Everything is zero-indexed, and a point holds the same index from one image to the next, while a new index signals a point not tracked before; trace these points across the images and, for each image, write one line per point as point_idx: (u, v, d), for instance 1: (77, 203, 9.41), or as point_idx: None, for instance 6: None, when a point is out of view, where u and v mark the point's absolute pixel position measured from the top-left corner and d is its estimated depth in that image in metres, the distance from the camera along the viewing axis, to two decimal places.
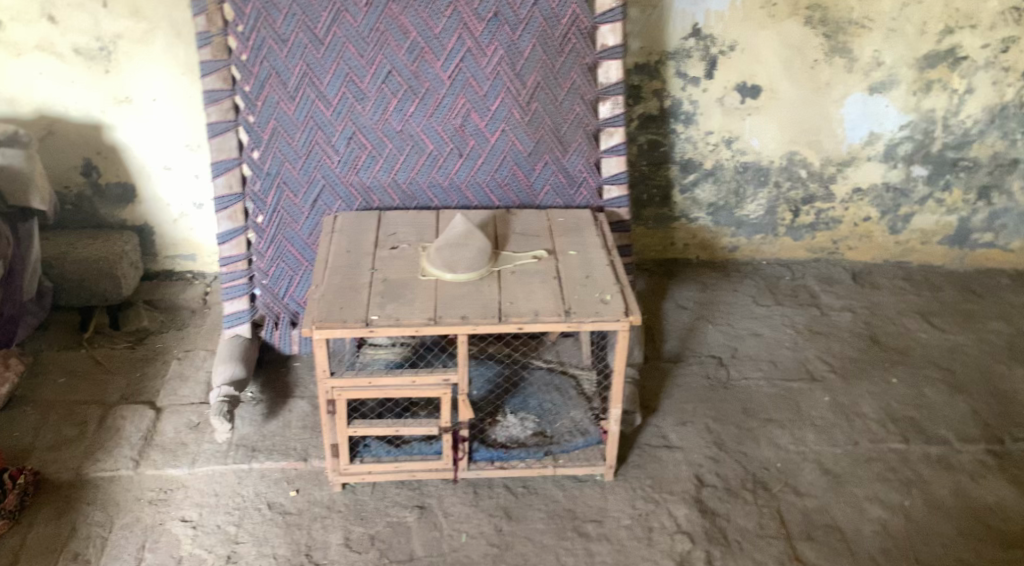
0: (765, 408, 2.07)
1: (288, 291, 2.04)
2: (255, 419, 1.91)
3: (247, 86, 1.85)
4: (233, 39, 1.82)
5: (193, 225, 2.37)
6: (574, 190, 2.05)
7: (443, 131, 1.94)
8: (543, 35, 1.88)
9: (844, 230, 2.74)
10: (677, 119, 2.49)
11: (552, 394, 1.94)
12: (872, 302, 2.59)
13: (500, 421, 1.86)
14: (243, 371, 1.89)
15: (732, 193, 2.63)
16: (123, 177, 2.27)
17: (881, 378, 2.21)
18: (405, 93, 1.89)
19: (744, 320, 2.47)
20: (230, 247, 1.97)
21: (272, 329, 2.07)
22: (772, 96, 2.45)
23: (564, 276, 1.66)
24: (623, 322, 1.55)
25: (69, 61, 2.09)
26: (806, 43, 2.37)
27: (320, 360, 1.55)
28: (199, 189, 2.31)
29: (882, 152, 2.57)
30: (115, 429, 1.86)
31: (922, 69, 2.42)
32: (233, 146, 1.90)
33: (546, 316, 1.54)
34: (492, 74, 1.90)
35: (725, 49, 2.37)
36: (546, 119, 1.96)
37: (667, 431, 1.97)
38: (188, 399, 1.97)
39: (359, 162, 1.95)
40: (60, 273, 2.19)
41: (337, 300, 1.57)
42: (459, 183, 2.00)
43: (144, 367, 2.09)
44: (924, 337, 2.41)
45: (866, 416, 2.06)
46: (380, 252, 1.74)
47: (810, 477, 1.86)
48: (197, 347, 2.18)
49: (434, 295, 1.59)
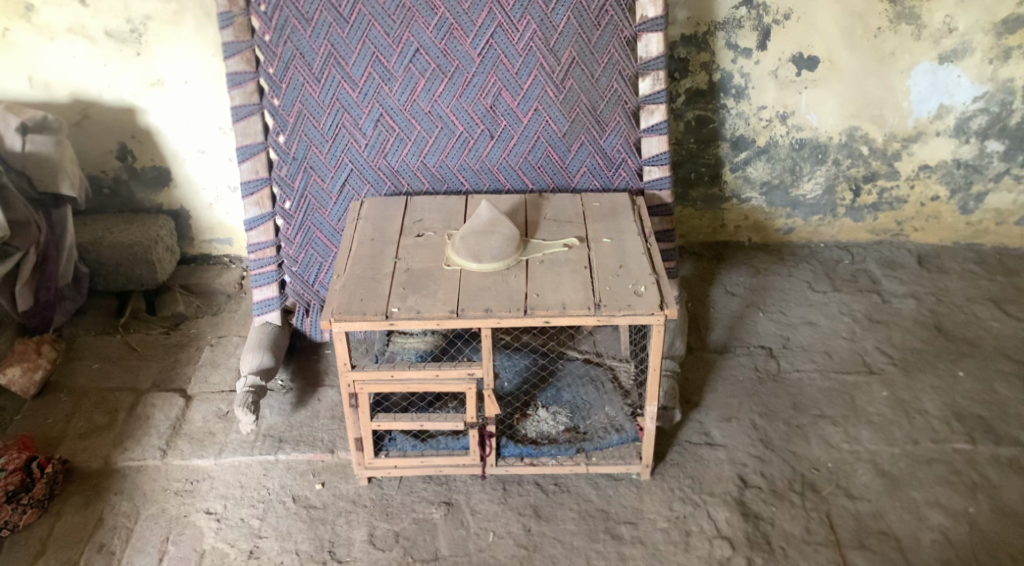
0: (817, 402, 1.92)
1: (318, 277, 2.00)
2: (284, 408, 1.88)
3: (271, 68, 1.79)
4: (256, 19, 1.75)
5: (227, 209, 2.36)
6: (613, 171, 1.95)
7: (473, 112, 1.86)
8: (579, 7, 1.77)
9: (909, 210, 2.58)
10: (727, 93, 2.37)
11: (587, 387, 1.84)
12: (939, 288, 2.42)
13: (531, 415, 1.76)
14: (271, 359, 1.86)
15: (787, 171, 2.50)
16: (158, 160, 2.26)
17: (946, 371, 2.03)
18: (433, 73, 1.82)
19: (798, 307, 2.32)
20: (259, 233, 1.93)
21: (302, 316, 2.03)
22: (831, 68, 2.31)
23: (596, 265, 1.57)
24: (658, 316, 1.46)
25: (101, 45, 2.07)
26: (869, 10, 2.21)
27: (341, 353, 1.50)
28: (231, 172, 2.29)
29: (953, 126, 2.41)
30: (145, 417, 1.85)
31: (999, 35, 2.25)
32: (258, 130, 1.84)
33: (574, 309, 1.45)
34: (524, 50, 1.81)
35: (780, 18, 2.23)
36: (581, 97, 1.86)
37: (710, 427, 1.84)
38: (218, 387, 1.95)
39: (387, 145, 1.89)
40: (96, 258, 2.20)
41: (358, 291, 1.52)
42: (490, 165, 1.92)
43: (177, 354, 2.09)
44: (997, 327, 2.23)
45: (928, 413, 1.89)
46: (405, 240, 1.67)
47: (864, 479, 1.72)
48: (230, 333, 2.17)
49: (457, 286, 1.52)
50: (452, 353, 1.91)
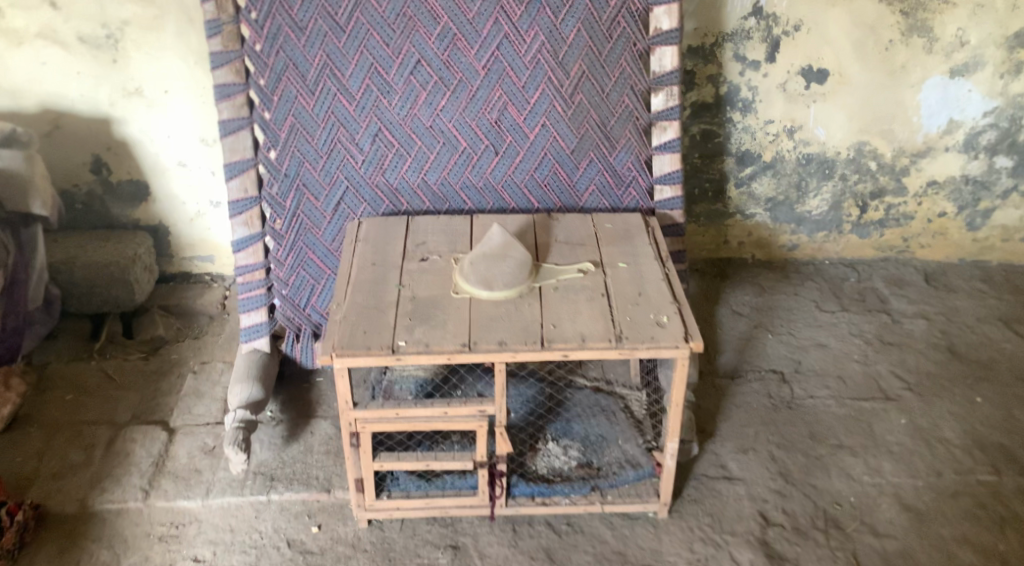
0: (835, 432, 1.84)
1: (310, 301, 1.88)
2: (274, 443, 1.76)
3: (261, 79, 1.67)
4: (246, 27, 1.64)
5: (210, 224, 2.24)
6: (622, 190, 1.85)
7: (477, 127, 1.76)
8: (589, 18, 1.68)
9: (915, 227, 2.53)
10: (733, 107, 2.30)
11: (598, 418, 1.73)
12: (948, 307, 2.36)
13: (541, 450, 1.66)
14: (261, 392, 1.74)
15: (793, 187, 2.43)
16: (135, 174, 2.13)
17: (963, 397, 1.96)
18: (435, 86, 1.71)
19: (808, 328, 2.25)
20: (247, 256, 1.81)
21: (293, 342, 1.91)
22: (841, 81, 2.25)
23: (615, 292, 1.48)
24: (683, 349, 1.37)
25: (75, 51, 1.94)
26: (881, 22, 2.16)
27: (342, 391, 1.40)
28: (215, 186, 2.17)
29: (962, 142, 2.35)
30: (125, 454, 1.73)
31: (1010, 49, 2.20)
32: (248, 146, 1.72)
33: (594, 341, 1.36)
34: (532, 63, 1.71)
35: (790, 30, 2.17)
36: (591, 112, 1.77)
37: (726, 459, 1.75)
38: (204, 419, 1.83)
39: (385, 162, 1.78)
40: (69, 278, 2.07)
41: (361, 322, 1.42)
42: (494, 183, 1.82)
43: (158, 382, 1.96)
44: (1010, 348, 2.16)
45: (949, 442, 1.81)
46: (409, 264, 1.57)
47: (888, 515, 1.64)
48: (214, 359, 2.05)
49: (468, 317, 1.43)
50: (448, 388, 1.78)
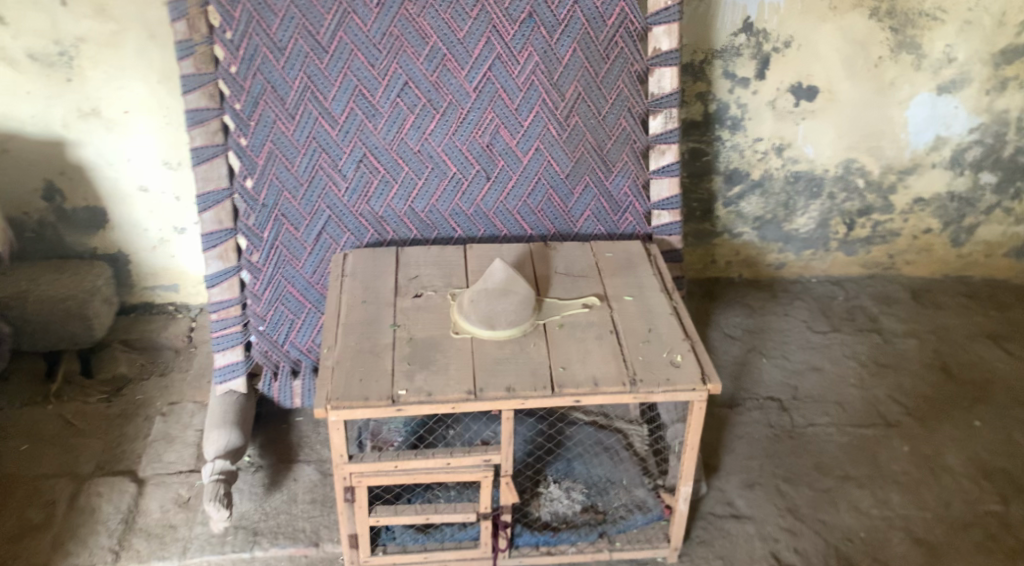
0: (839, 462, 1.79)
1: (289, 337, 1.76)
2: (256, 492, 1.65)
3: (237, 104, 1.56)
4: (219, 48, 1.52)
5: (176, 252, 2.10)
6: (619, 215, 1.78)
7: (468, 152, 1.67)
8: (586, 38, 1.60)
9: (901, 244, 2.51)
10: (722, 124, 2.24)
11: (600, 456, 1.66)
12: (937, 325, 2.35)
13: (543, 493, 1.57)
14: (240, 438, 1.63)
15: (781, 205, 2.39)
16: (94, 200, 1.98)
17: (963, 421, 1.93)
18: (423, 108, 1.62)
19: (801, 351, 2.21)
20: (222, 290, 1.68)
21: (270, 380, 1.79)
22: (830, 98, 2.21)
23: (624, 329, 1.41)
24: (700, 391, 1.30)
25: (26, 70, 1.79)
26: (871, 38, 2.12)
27: (337, 444, 1.30)
28: (182, 212, 2.03)
29: (948, 158, 2.34)
30: (90, 510, 1.60)
31: (997, 66, 2.19)
32: (222, 174, 1.60)
33: (607, 386, 1.29)
34: (525, 84, 1.62)
35: (780, 46, 2.12)
36: (586, 135, 1.69)
37: (732, 496, 1.69)
38: (176, 467, 1.71)
39: (370, 189, 1.67)
40: (20, 314, 1.91)
41: (356, 369, 1.32)
42: (485, 210, 1.73)
43: (123, 426, 1.82)
44: (1002, 368, 2.15)
45: (953, 470, 1.78)
46: (403, 302, 1.48)
47: (900, 550, 1.59)
48: (183, 399, 1.91)
49: (471, 360, 1.34)
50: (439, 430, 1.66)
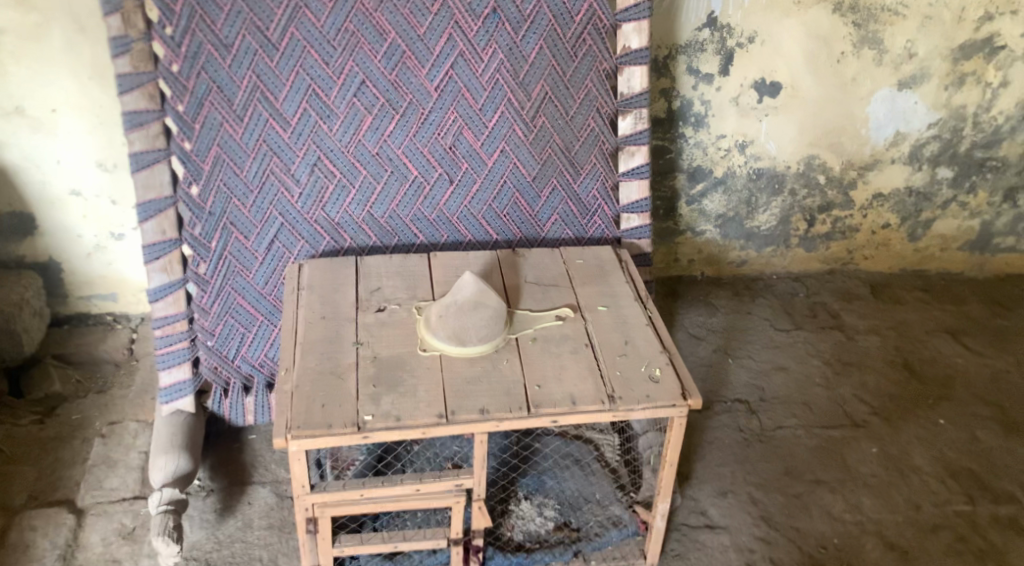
0: (810, 466, 1.78)
1: (240, 351, 1.65)
2: (207, 519, 1.55)
3: (180, 105, 1.44)
4: (159, 45, 1.40)
5: (113, 259, 1.96)
6: (587, 219, 1.72)
7: (429, 154, 1.58)
8: (553, 35, 1.53)
9: (861, 239, 2.51)
10: (686, 121, 2.20)
11: (572, 469, 1.60)
12: (897, 321, 2.36)
13: (515, 512, 1.51)
14: (189, 463, 1.53)
15: (743, 202, 2.37)
16: (19, 205, 1.83)
17: (927, 420, 1.94)
18: (381, 109, 1.52)
19: (766, 350, 2.19)
20: (166, 305, 1.57)
21: (220, 398, 1.68)
22: (793, 94, 2.19)
23: (599, 343, 1.36)
24: (680, 407, 1.25)
25: None
26: (834, 33, 2.10)
27: (298, 474, 1.22)
28: (119, 216, 1.89)
29: (907, 154, 2.34)
30: (24, 546, 1.47)
31: (956, 61, 2.19)
32: (165, 181, 1.48)
33: (584, 404, 1.23)
34: (489, 83, 1.54)
35: (744, 41, 2.09)
36: (554, 136, 1.62)
37: (705, 505, 1.66)
38: (119, 495, 1.59)
39: (326, 195, 1.57)
40: None
41: (318, 394, 1.24)
42: (448, 215, 1.65)
43: (59, 450, 1.69)
44: (962, 363, 2.17)
45: (921, 471, 1.79)
46: (365, 317, 1.41)
47: (874, 556, 1.58)
48: (124, 418, 1.78)
49: (440, 380, 1.27)
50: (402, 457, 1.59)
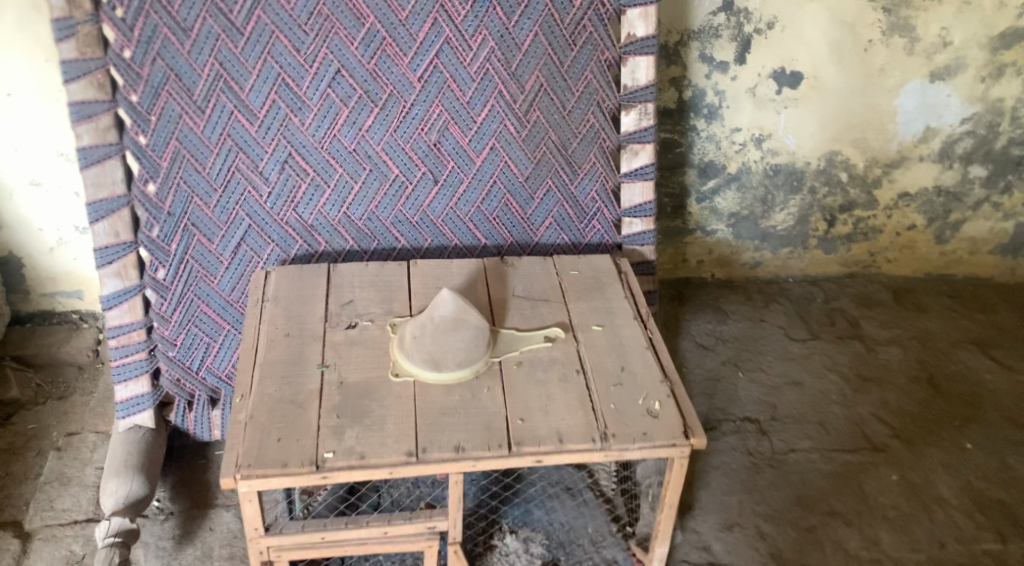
0: (824, 495, 1.64)
1: (204, 362, 1.52)
2: (164, 547, 1.43)
3: (133, 95, 1.29)
4: (108, 27, 1.24)
5: (76, 254, 1.82)
6: (585, 223, 1.56)
7: (412, 151, 1.43)
8: (550, 21, 1.37)
9: (884, 241, 2.33)
10: (698, 113, 2.03)
11: (563, 499, 1.47)
12: (921, 331, 2.20)
13: (499, 548, 1.38)
14: (143, 488, 1.41)
15: (759, 201, 2.20)
16: None
17: (953, 444, 1.79)
18: (358, 101, 1.37)
19: (779, 362, 2.04)
20: (121, 313, 1.43)
21: (184, 412, 1.55)
22: (815, 85, 2.02)
23: (592, 369, 1.21)
24: (681, 446, 1.10)
25: None
26: (861, 19, 1.93)
27: (250, 516, 1.07)
28: (81, 209, 1.76)
29: (937, 151, 2.16)
30: None
31: (994, 51, 2.01)
32: (118, 179, 1.34)
33: (573, 443, 1.09)
34: (479, 74, 1.39)
35: (763, 27, 1.91)
36: (550, 132, 1.46)
37: (709, 539, 1.53)
38: (71, 517, 1.47)
39: (297, 194, 1.43)
40: None
41: (273, 425, 1.10)
42: (432, 217, 1.50)
43: (10, 464, 1.58)
44: (991, 380, 2.01)
45: (946, 502, 1.64)
46: (332, 335, 1.27)
47: None
48: (84, 430, 1.67)
49: (411, 411, 1.13)
50: (368, 496, 1.45)
